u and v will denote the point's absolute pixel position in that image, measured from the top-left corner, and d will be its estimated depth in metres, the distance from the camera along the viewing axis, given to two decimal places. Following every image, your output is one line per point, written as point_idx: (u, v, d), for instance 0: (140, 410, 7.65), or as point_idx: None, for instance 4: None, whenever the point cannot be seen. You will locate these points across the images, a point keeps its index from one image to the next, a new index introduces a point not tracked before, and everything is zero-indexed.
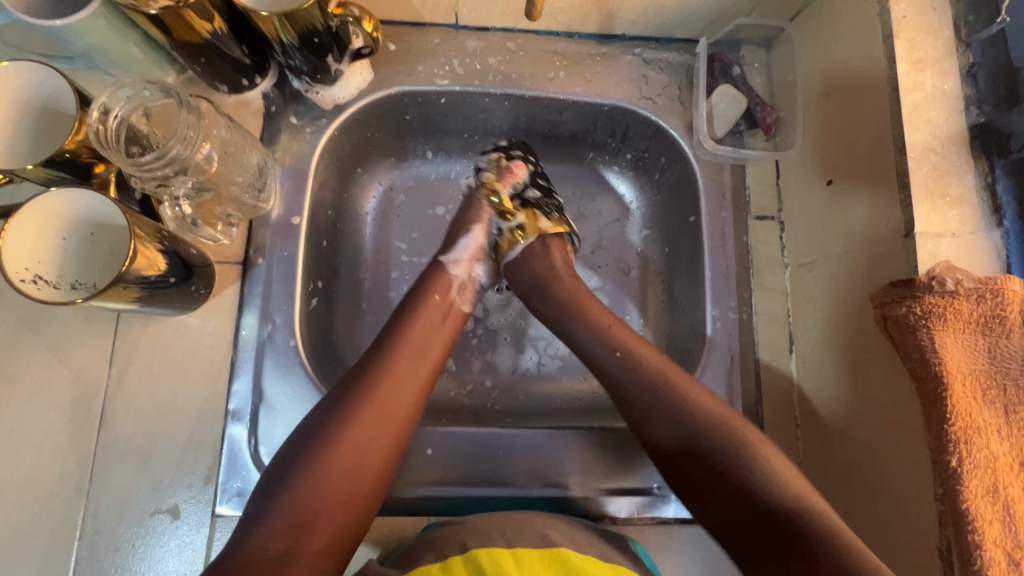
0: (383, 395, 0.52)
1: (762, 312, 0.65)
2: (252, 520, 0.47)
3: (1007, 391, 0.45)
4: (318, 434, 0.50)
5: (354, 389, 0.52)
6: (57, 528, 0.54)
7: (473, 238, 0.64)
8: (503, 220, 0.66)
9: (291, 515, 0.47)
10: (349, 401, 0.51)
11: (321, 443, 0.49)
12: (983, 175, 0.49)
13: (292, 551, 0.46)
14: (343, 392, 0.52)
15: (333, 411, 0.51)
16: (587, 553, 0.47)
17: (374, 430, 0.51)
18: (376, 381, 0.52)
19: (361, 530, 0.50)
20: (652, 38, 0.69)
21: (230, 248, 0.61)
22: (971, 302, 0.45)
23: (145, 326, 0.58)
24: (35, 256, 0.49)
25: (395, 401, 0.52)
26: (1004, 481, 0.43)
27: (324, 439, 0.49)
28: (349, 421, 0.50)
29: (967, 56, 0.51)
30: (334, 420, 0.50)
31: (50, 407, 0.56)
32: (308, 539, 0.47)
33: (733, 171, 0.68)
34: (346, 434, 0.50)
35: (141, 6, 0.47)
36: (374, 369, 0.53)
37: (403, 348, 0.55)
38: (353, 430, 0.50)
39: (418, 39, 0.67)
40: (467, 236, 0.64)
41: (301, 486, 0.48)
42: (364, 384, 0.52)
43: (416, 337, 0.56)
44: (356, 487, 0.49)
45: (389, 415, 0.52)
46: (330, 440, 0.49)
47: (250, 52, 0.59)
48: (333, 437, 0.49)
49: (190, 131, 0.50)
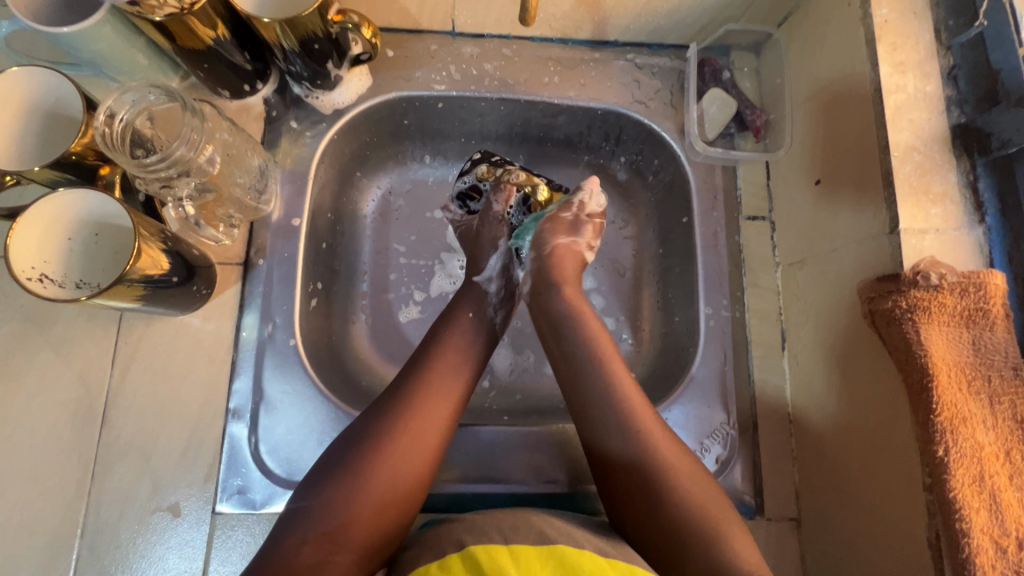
0: (421, 409, 0.54)
1: (754, 310, 0.66)
2: (285, 529, 0.47)
3: (990, 382, 0.46)
4: (357, 446, 0.51)
5: (394, 405, 0.53)
6: (58, 527, 0.54)
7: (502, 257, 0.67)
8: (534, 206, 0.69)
9: (329, 522, 0.47)
10: (389, 413, 0.53)
11: (358, 455, 0.50)
12: (965, 173, 0.51)
13: (325, 561, 0.45)
14: (382, 406, 0.54)
15: (373, 423, 0.52)
16: (585, 548, 0.47)
17: (412, 442, 0.52)
18: (415, 398, 0.54)
19: (390, 548, 0.49)
20: (644, 44, 0.71)
21: (232, 249, 0.62)
22: (954, 296, 0.46)
23: (147, 326, 0.59)
24: (41, 255, 0.50)
25: (434, 416, 0.54)
26: (990, 469, 0.44)
27: (363, 448, 0.51)
28: (388, 431, 0.52)
29: (948, 59, 0.53)
30: (373, 432, 0.52)
31: (53, 406, 0.57)
32: (341, 550, 0.46)
33: (724, 173, 0.69)
34: (386, 445, 0.51)
35: (147, 13, 0.48)
36: (414, 386, 0.55)
37: (439, 366, 0.56)
38: (393, 443, 0.51)
39: (416, 46, 0.68)
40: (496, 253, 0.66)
41: (339, 496, 0.48)
42: (403, 397, 0.54)
43: (450, 356, 0.58)
44: (391, 500, 0.49)
45: (426, 429, 0.53)
46: (370, 452, 0.50)
47: (252, 59, 0.61)
48: (372, 448, 0.50)
49: (194, 134, 0.51)
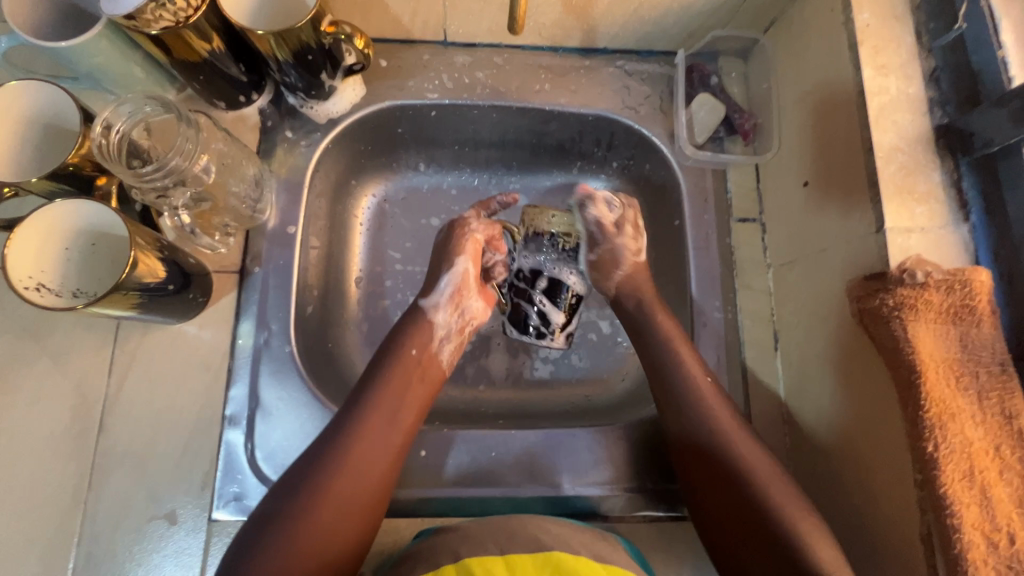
0: (353, 441, 0.52)
1: (746, 311, 0.67)
2: (242, 549, 0.46)
3: (979, 378, 0.46)
4: (295, 483, 0.50)
5: (342, 420, 0.54)
6: (55, 535, 0.55)
7: (455, 271, 0.62)
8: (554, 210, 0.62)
9: (277, 542, 0.46)
10: (325, 450, 0.52)
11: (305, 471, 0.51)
12: (949, 173, 0.51)
13: None
14: (319, 442, 0.53)
15: (309, 461, 0.51)
16: (581, 555, 0.47)
17: (348, 474, 0.51)
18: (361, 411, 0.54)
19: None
20: (633, 51, 0.72)
21: (228, 257, 0.63)
22: (940, 293, 0.47)
23: (144, 335, 0.60)
24: (39, 265, 0.50)
25: (369, 447, 0.53)
26: (979, 465, 0.44)
27: (298, 486, 0.50)
28: (324, 467, 0.51)
29: (929, 62, 0.54)
30: (310, 469, 0.51)
31: (51, 415, 0.57)
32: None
33: (714, 176, 0.70)
34: (320, 481, 0.50)
35: (143, 27, 0.49)
36: (362, 402, 0.55)
37: (374, 395, 0.55)
38: (348, 461, 0.51)
39: (409, 55, 0.69)
40: (449, 271, 0.63)
41: (285, 513, 0.48)
42: (338, 431, 0.53)
43: (388, 385, 0.56)
44: (341, 517, 0.49)
45: (362, 460, 0.52)
46: (323, 465, 0.51)
47: (247, 70, 0.62)
48: (318, 464, 0.51)
49: (190, 144, 0.52)
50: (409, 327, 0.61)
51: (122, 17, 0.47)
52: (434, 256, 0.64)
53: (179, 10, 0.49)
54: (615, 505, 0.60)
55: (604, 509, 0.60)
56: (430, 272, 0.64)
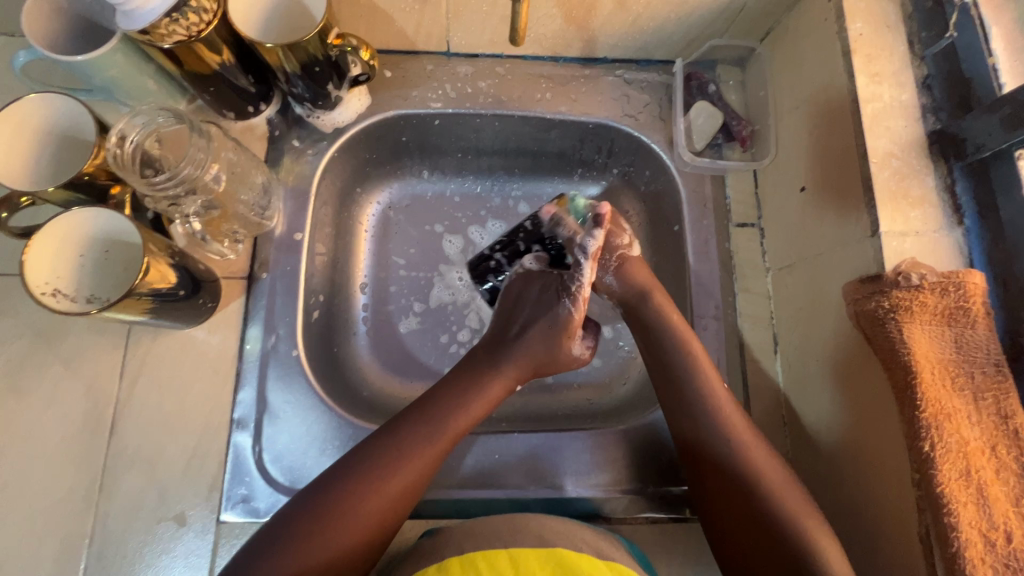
0: (408, 460, 0.54)
1: (746, 315, 0.68)
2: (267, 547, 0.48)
3: (974, 378, 0.47)
4: (331, 489, 0.52)
5: (398, 435, 0.55)
6: (67, 537, 0.56)
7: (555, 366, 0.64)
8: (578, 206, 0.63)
9: (309, 551, 0.49)
10: (373, 462, 0.53)
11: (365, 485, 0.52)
12: (942, 177, 0.53)
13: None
14: (368, 451, 0.54)
15: (356, 469, 0.53)
16: (583, 552, 0.48)
17: (395, 490, 0.53)
18: (432, 439, 0.55)
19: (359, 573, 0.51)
20: (632, 61, 0.74)
21: (237, 263, 0.64)
22: (934, 295, 0.48)
23: (154, 340, 0.61)
24: (55, 272, 0.52)
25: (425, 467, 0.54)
26: (975, 464, 0.45)
27: (338, 491, 0.52)
28: (371, 480, 0.52)
29: (921, 69, 0.55)
30: (357, 476, 0.52)
31: (63, 419, 0.58)
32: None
33: (713, 182, 0.71)
34: (366, 490, 0.52)
35: (157, 41, 0.51)
36: (424, 420, 0.56)
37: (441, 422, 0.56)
38: (397, 477, 0.53)
39: (412, 66, 0.71)
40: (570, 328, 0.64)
41: (319, 516, 0.50)
42: (391, 445, 0.54)
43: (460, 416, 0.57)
44: (377, 525, 0.52)
45: (415, 479, 0.54)
46: (367, 476, 0.52)
47: (256, 82, 0.63)
48: (371, 480, 0.52)
49: (200, 154, 0.54)
50: (492, 377, 0.60)
51: (136, 31, 0.49)
52: (544, 335, 0.62)
53: (192, 23, 0.51)
54: (617, 507, 0.61)
55: (606, 511, 0.61)
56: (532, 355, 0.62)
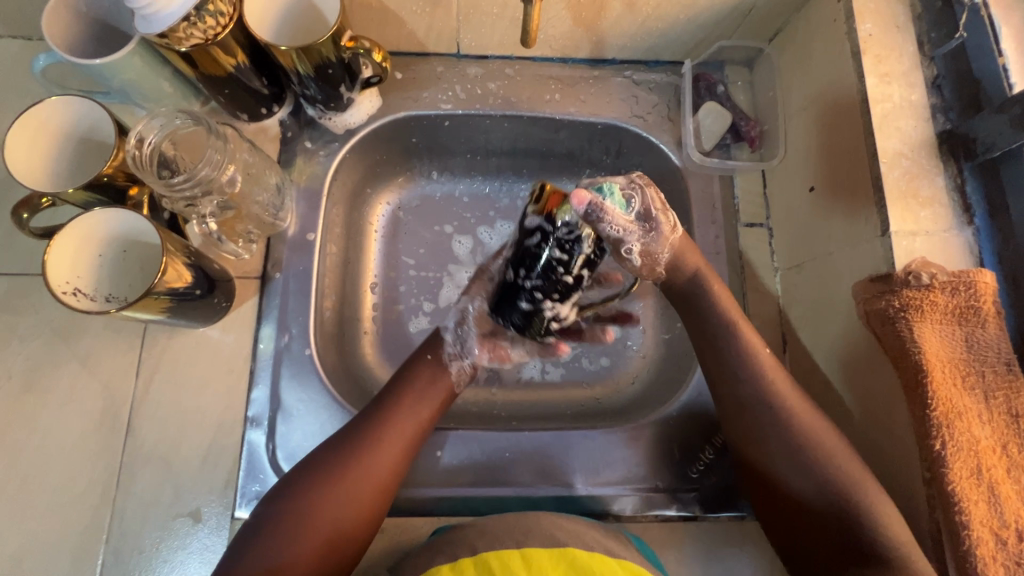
0: (359, 453, 0.55)
1: (755, 315, 0.68)
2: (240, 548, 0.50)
3: (985, 377, 0.47)
4: (291, 490, 0.53)
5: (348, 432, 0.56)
6: (85, 532, 0.57)
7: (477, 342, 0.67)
8: (562, 215, 0.51)
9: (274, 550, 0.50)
10: (326, 458, 0.55)
11: (320, 497, 0.52)
12: (953, 177, 0.53)
13: None
14: (323, 451, 0.55)
15: (311, 467, 0.54)
16: (595, 550, 0.49)
17: (353, 482, 0.53)
18: (375, 434, 0.56)
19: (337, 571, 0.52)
20: (641, 62, 0.74)
21: (250, 263, 0.65)
22: (945, 294, 0.48)
23: (170, 339, 0.62)
24: (75, 271, 0.53)
25: (380, 457, 0.55)
26: (986, 462, 0.45)
27: (298, 491, 0.53)
28: (327, 475, 0.53)
29: (931, 69, 0.55)
30: (310, 472, 0.54)
31: (81, 416, 0.59)
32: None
33: (721, 182, 0.72)
34: (320, 484, 0.53)
35: (175, 44, 0.51)
36: (370, 414, 0.58)
37: (387, 412, 0.57)
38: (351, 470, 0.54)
39: (423, 68, 0.71)
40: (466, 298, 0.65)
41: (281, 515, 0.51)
42: (342, 441, 0.56)
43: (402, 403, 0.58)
44: (340, 517, 0.52)
45: (368, 470, 0.54)
46: (322, 473, 0.54)
47: (269, 84, 0.64)
48: (325, 475, 0.53)
49: (218, 155, 0.54)
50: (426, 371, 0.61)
51: (155, 35, 0.50)
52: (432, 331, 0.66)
53: (209, 27, 0.52)
54: (627, 505, 0.61)
55: (616, 509, 0.61)
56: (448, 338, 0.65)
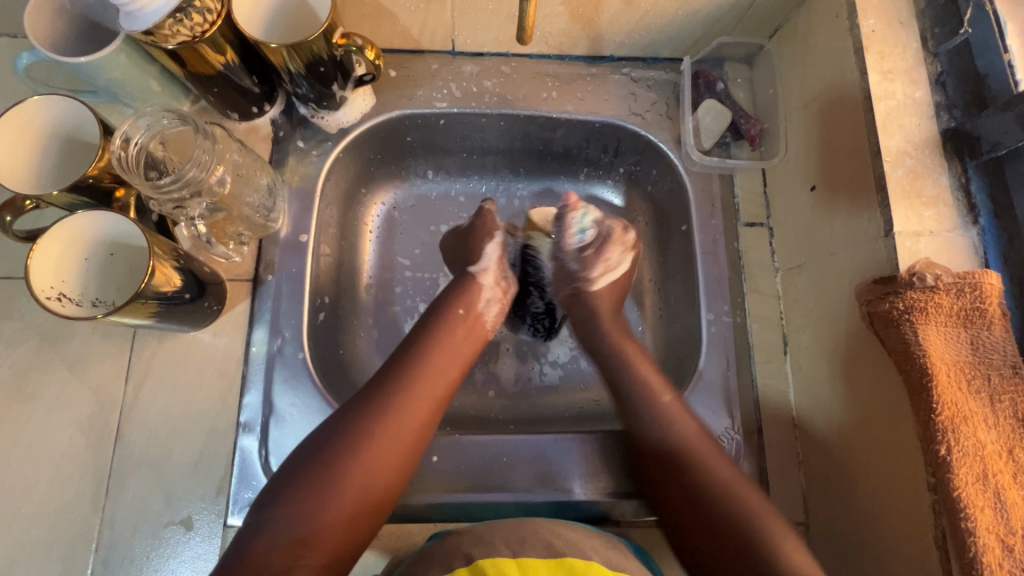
0: (394, 413, 0.54)
1: (755, 316, 0.67)
2: (261, 516, 0.49)
3: (991, 381, 0.46)
4: (319, 454, 0.52)
5: (377, 392, 0.55)
6: (74, 541, 0.55)
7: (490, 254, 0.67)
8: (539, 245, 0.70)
9: (303, 517, 0.49)
10: (356, 420, 0.53)
11: (350, 460, 0.52)
12: (957, 176, 0.52)
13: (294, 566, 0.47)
14: (349, 414, 0.54)
15: (338, 431, 0.53)
16: (593, 559, 0.48)
17: (388, 443, 0.53)
18: (409, 392, 0.56)
19: (365, 536, 0.52)
20: (639, 58, 0.73)
21: (242, 265, 0.64)
22: (950, 296, 0.47)
23: (160, 343, 0.61)
24: (60, 276, 0.52)
25: (415, 417, 0.55)
26: (993, 467, 0.44)
27: (327, 456, 0.52)
28: (359, 438, 0.52)
29: (935, 66, 0.54)
30: (339, 435, 0.53)
31: (69, 422, 0.58)
32: (310, 551, 0.48)
33: (721, 181, 0.71)
34: (354, 447, 0.52)
35: (161, 42, 0.50)
36: (403, 370, 0.57)
37: (422, 369, 0.57)
38: (383, 431, 0.53)
39: (417, 65, 0.70)
40: (492, 242, 0.68)
41: (311, 478, 0.50)
42: (371, 404, 0.54)
43: (437, 359, 0.59)
44: (373, 480, 0.52)
45: (402, 430, 0.54)
46: (351, 435, 0.53)
47: (260, 82, 0.63)
48: (356, 438, 0.52)
49: (206, 155, 0.53)
50: (463, 322, 0.62)
51: (140, 33, 0.49)
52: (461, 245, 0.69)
53: (196, 24, 0.50)
54: (626, 511, 0.60)
55: (616, 514, 0.60)
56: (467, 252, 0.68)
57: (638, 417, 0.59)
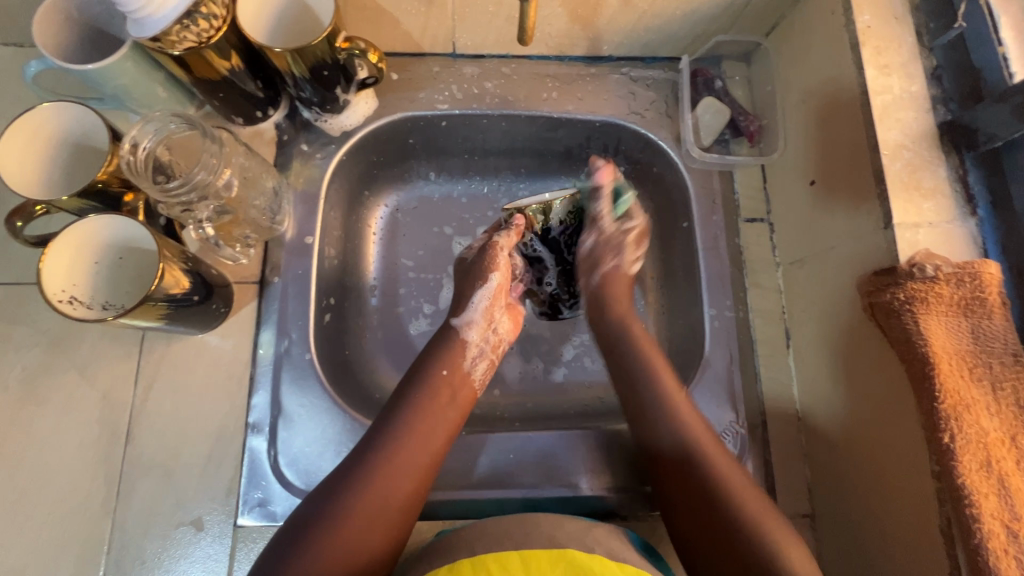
0: (375, 481, 0.52)
1: (757, 310, 0.68)
2: None
3: (993, 368, 0.47)
4: (300, 530, 0.49)
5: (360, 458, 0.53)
6: (86, 543, 0.56)
7: (489, 286, 0.66)
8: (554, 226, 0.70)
9: None
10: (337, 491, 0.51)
11: (332, 534, 0.48)
12: (955, 167, 0.52)
13: None
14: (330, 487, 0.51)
15: (319, 505, 0.50)
16: (595, 552, 0.48)
17: (371, 513, 0.50)
18: (391, 458, 0.53)
19: None
20: (638, 58, 0.74)
21: (248, 267, 0.65)
22: (950, 286, 0.48)
23: (168, 345, 0.61)
24: (70, 279, 0.52)
25: (400, 484, 0.52)
26: (996, 455, 0.44)
27: (310, 528, 0.48)
28: (341, 509, 0.50)
29: (930, 60, 0.55)
30: (321, 509, 0.50)
31: (79, 426, 0.59)
32: None
33: (721, 178, 0.71)
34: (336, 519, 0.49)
35: (167, 48, 0.51)
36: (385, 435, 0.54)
37: (406, 433, 0.55)
38: (366, 499, 0.51)
39: (418, 68, 0.71)
40: (483, 287, 0.66)
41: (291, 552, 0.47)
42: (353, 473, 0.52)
43: (424, 421, 0.56)
44: (357, 554, 0.49)
45: (385, 498, 0.51)
46: (334, 507, 0.50)
47: (264, 87, 0.63)
48: (340, 512, 0.49)
49: (213, 159, 0.54)
50: (449, 379, 0.60)
51: (147, 39, 0.50)
52: (462, 280, 0.68)
53: (202, 30, 0.51)
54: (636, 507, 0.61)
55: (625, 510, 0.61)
56: (462, 293, 0.66)
57: (645, 409, 0.59)
